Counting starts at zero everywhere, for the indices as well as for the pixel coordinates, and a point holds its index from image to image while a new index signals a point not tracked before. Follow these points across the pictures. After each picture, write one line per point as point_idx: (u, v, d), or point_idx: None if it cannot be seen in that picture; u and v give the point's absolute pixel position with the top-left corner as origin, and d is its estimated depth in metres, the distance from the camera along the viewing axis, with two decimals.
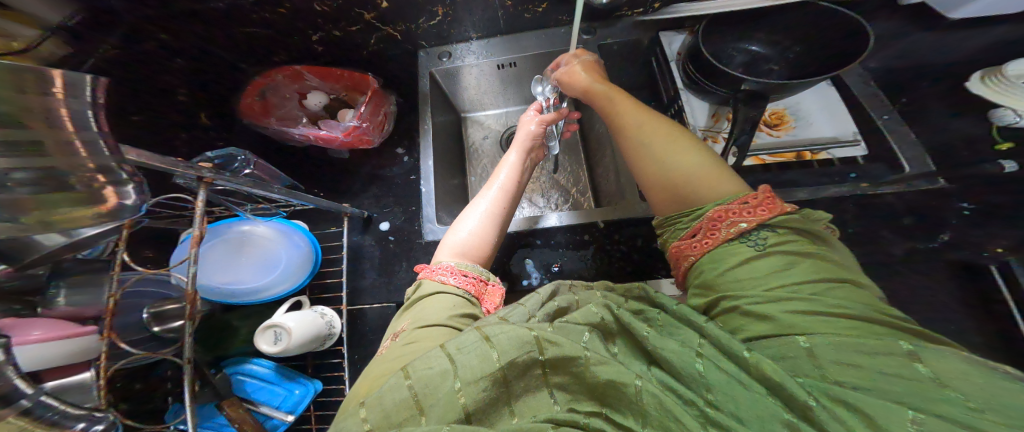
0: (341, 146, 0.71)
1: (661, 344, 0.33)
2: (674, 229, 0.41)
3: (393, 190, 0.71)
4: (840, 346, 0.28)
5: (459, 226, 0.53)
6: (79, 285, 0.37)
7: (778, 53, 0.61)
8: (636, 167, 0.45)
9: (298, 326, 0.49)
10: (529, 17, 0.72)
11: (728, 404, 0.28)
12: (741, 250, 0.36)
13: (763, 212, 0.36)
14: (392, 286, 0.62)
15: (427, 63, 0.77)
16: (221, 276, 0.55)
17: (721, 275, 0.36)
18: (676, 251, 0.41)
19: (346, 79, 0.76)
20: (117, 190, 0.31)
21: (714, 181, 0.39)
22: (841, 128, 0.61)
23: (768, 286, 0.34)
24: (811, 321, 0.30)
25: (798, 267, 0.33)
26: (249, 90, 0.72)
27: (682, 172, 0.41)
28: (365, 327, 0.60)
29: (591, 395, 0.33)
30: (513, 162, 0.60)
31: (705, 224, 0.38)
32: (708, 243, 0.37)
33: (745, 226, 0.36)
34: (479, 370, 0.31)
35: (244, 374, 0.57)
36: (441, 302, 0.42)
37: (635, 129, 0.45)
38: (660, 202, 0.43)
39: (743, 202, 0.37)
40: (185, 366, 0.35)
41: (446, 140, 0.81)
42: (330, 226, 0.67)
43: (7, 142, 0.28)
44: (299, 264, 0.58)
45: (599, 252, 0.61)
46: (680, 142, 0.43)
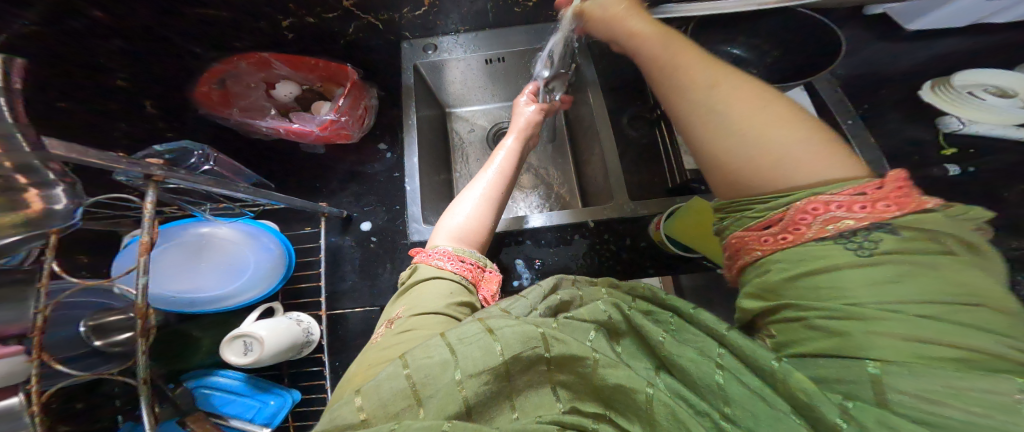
0: (316, 140, 0.66)
1: (677, 351, 0.32)
2: (740, 216, 0.33)
3: (375, 188, 0.66)
4: (921, 377, 0.22)
5: (457, 209, 0.51)
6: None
7: (756, 56, 0.63)
8: (700, 143, 0.35)
9: (271, 335, 0.44)
10: (519, 11, 0.71)
11: (745, 420, 0.26)
12: (833, 253, 0.27)
13: (884, 209, 0.27)
14: (375, 289, 0.58)
15: (411, 54, 0.74)
16: (177, 285, 0.49)
17: (796, 281, 0.28)
18: (737, 242, 0.33)
19: (320, 69, 0.72)
20: (42, 193, 0.28)
21: (818, 164, 0.30)
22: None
23: (861, 294, 0.25)
24: (903, 347, 0.23)
25: (922, 284, 0.24)
26: (205, 79, 0.65)
27: (780, 152, 0.31)
28: (346, 334, 0.56)
29: (594, 396, 0.32)
30: (512, 146, 0.59)
31: (790, 216, 0.29)
32: (788, 240, 0.29)
33: (852, 224, 0.27)
34: (481, 363, 0.29)
35: (209, 387, 0.51)
36: (438, 288, 0.40)
37: (704, 91, 0.35)
38: (731, 183, 0.34)
39: (854, 191, 0.28)
40: (141, 388, 0.30)
41: (430, 135, 0.78)
42: (304, 227, 0.62)
43: None
44: (269, 270, 0.52)
45: (591, 251, 0.60)
46: (774, 113, 0.32)
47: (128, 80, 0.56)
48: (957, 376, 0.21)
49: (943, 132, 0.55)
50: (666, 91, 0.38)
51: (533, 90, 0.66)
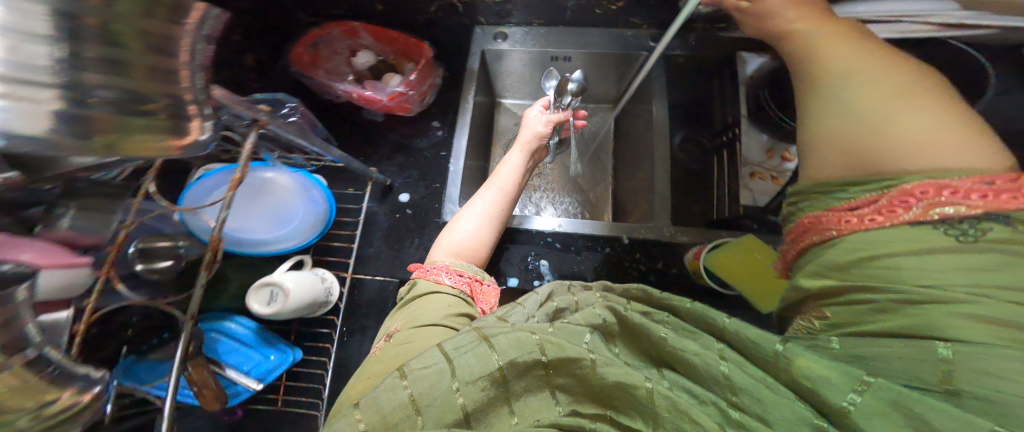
0: (380, 109, 0.69)
1: (681, 344, 0.30)
2: (825, 198, 0.35)
3: (420, 162, 0.68)
4: (991, 356, 0.22)
5: (456, 227, 0.52)
6: (85, 211, 0.33)
7: None
8: (812, 126, 0.39)
9: (296, 288, 0.45)
10: (600, 14, 0.70)
11: (753, 407, 0.25)
12: (929, 236, 0.27)
13: (1005, 199, 0.26)
14: (398, 260, 0.60)
15: (481, 40, 0.75)
16: (226, 221, 0.51)
17: (864, 260, 0.30)
18: (813, 223, 0.36)
19: (399, 43, 0.75)
20: (199, 126, 0.27)
21: (932, 152, 0.30)
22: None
23: (936, 270, 0.26)
24: (977, 329, 0.23)
25: (1013, 274, 0.25)
26: (303, 40, 0.72)
27: (898, 135, 0.32)
28: (361, 298, 0.58)
29: (595, 397, 0.31)
30: (515, 163, 0.58)
31: (888, 197, 0.30)
32: (875, 221, 0.30)
33: (960, 210, 0.27)
34: (477, 370, 0.29)
35: (218, 331, 0.50)
36: (436, 302, 0.41)
37: (838, 80, 0.38)
38: (830, 164, 0.36)
39: (983, 181, 0.27)
40: (189, 322, 0.33)
41: (479, 122, 0.79)
42: (349, 187, 0.64)
43: (112, 58, 0.23)
44: (309, 224, 0.54)
45: (616, 268, 0.57)
46: (913, 100, 0.33)
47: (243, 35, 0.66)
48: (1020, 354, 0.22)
49: None
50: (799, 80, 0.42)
51: (546, 103, 0.65)
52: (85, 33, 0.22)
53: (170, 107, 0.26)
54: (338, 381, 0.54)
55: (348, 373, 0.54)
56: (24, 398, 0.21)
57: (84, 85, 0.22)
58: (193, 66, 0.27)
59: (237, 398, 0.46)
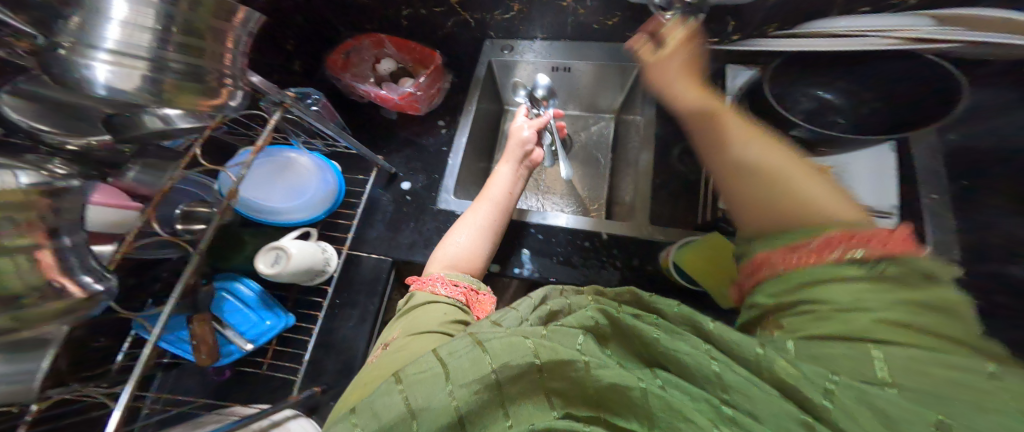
0: (392, 107, 0.76)
1: (672, 345, 0.31)
2: (768, 240, 0.40)
3: (424, 156, 0.75)
4: (913, 361, 0.27)
5: (450, 241, 0.57)
6: (150, 167, 0.40)
7: (850, 105, 0.53)
8: (731, 184, 0.46)
9: (298, 255, 0.51)
10: (598, 28, 0.75)
11: (744, 403, 0.27)
12: (850, 271, 0.33)
13: (895, 247, 0.32)
14: (393, 241, 0.65)
15: (490, 51, 0.84)
16: (250, 190, 0.57)
17: (805, 289, 0.34)
18: (761, 259, 0.40)
19: (417, 53, 0.83)
20: (230, 92, 0.34)
21: (834, 206, 0.39)
22: (883, 198, 0.51)
23: (852, 297, 0.31)
24: (899, 334, 0.29)
25: (927, 292, 0.30)
26: (338, 48, 0.81)
27: (805, 197, 0.40)
28: (355, 273, 0.63)
29: (589, 400, 0.31)
30: (505, 173, 0.64)
31: (814, 244, 0.35)
32: (807, 261, 0.35)
33: (863, 254, 0.33)
34: (470, 373, 0.30)
35: (227, 292, 0.55)
36: (434, 310, 0.46)
37: (741, 149, 0.46)
38: (759, 216, 0.42)
39: (872, 232, 0.34)
40: (195, 256, 0.36)
41: (484, 125, 0.87)
42: (359, 173, 0.71)
43: (184, 44, 0.30)
44: (320, 199, 0.61)
45: (594, 261, 0.59)
46: (805, 172, 0.42)
47: (294, 46, 0.80)
48: (946, 364, 0.26)
49: None
50: (705, 143, 0.49)
51: (528, 113, 0.72)
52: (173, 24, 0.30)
53: (216, 79, 0.32)
54: (323, 348, 0.59)
55: (332, 341, 0.59)
56: (31, 276, 0.24)
57: (164, 60, 0.29)
58: (235, 53, 0.35)
59: (228, 357, 0.52)
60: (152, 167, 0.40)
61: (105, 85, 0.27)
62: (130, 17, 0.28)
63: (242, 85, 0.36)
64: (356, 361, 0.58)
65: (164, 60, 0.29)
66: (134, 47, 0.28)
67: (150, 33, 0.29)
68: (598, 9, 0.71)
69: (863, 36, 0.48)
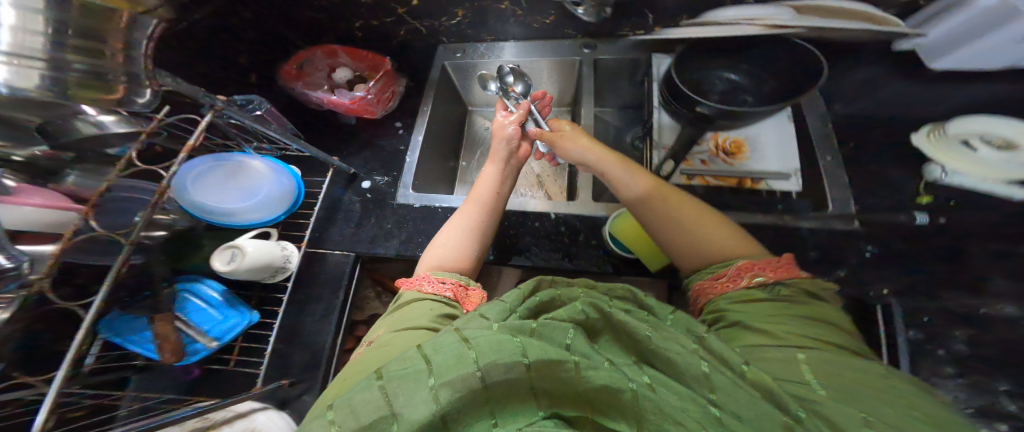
0: (346, 111, 0.79)
1: (664, 345, 0.35)
2: (702, 272, 0.51)
3: (382, 156, 0.78)
4: (824, 363, 0.36)
5: (438, 243, 0.58)
6: (87, 172, 0.46)
7: (755, 85, 0.64)
8: (663, 234, 0.54)
9: (254, 252, 0.54)
10: (538, 27, 0.81)
11: (730, 403, 0.31)
12: (760, 293, 0.44)
13: (784, 272, 0.46)
14: (353, 237, 0.68)
15: (442, 55, 0.88)
16: (205, 196, 0.58)
17: (732, 307, 0.45)
18: (698, 289, 0.50)
19: (369, 60, 0.86)
20: None
21: (740, 246, 0.50)
22: (788, 164, 0.61)
23: (767, 314, 0.42)
24: (803, 339, 0.39)
25: (812, 308, 0.42)
26: (291, 61, 0.84)
27: (720, 239, 0.51)
28: (319, 269, 0.65)
29: (576, 401, 0.31)
30: (491, 173, 0.67)
31: (732, 271, 0.47)
32: (730, 286, 0.47)
33: (765, 279, 0.45)
34: (455, 370, 0.30)
35: (190, 293, 0.56)
36: (420, 307, 0.46)
37: (664, 204, 0.54)
38: (689, 260, 0.53)
39: (768, 261, 0.47)
40: (127, 247, 0.37)
41: (444, 124, 0.91)
42: (317, 176, 0.73)
43: None
44: (277, 199, 0.63)
45: (545, 238, 0.64)
46: (713, 220, 0.53)
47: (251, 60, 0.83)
48: (845, 365, 0.35)
49: (926, 179, 0.52)
50: (634, 201, 0.57)
51: (507, 107, 0.77)
52: None
53: None
54: (289, 343, 0.61)
55: (296, 336, 0.61)
56: None
57: None
58: None
59: (194, 356, 0.53)
60: (90, 174, 0.46)
61: (9, 85, 0.36)
62: (18, 21, 0.35)
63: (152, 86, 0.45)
64: (323, 353, 0.60)
65: (65, 60, 0.38)
66: (29, 50, 0.36)
67: (38, 37, 0.36)
68: (533, 10, 0.77)
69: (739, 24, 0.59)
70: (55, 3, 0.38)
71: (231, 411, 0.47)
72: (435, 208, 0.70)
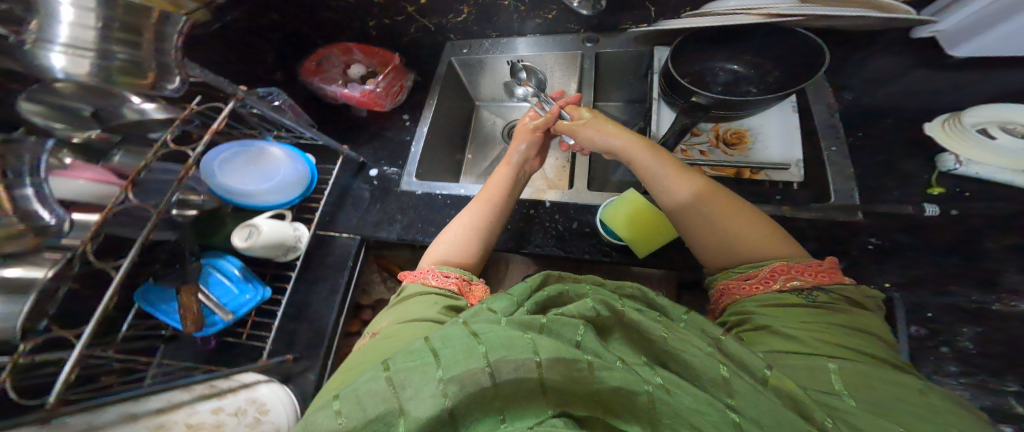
0: (357, 103, 0.82)
1: (680, 346, 0.35)
2: (729, 271, 0.49)
3: (389, 146, 0.81)
4: (859, 374, 0.34)
5: (444, 238, 0.57)
6: (132, 153, 0.50)
7: (758, 75, 0.63)
8: (689, 233, 0.53)
9: (269, 231, 0.58)
10: (542, 23, 0.82)
11: (749, 409, 0.30)
12: (791, 298, 0.43)
13: (823, 277, 0.43)
14: (358, 223, 0.71)
15: (450, 52, 0.91)
16: (224, 178, 0.61)
17: (759, 311, 0.43)
18: (723, 289, 0.49)
19: (381, 56, 0.90)
20: (161, 81, 0.42)
21: (777, 245, 0.47)
22: (790, 154, 0.58)
23: (797, 320, 0.41)
24: (836, 347, 0.37)
25: (846, 316, 0.40)
26: (310, 57, 0.89)
27: (752, 235, 0.48)
28: (327, 251, 0.69)
29: (589, 400, 0.32)
30: (505, 171, 0.65)
31: (765, 273, 0.45)
32: (758, 289, 0.45)
33: (801, 284, 0.43)
34: (464, 364, 0.31)
35: (213, 268, 0.60)
36: (424, 301, 0.45)
37: (692, 202, 0.52)
38: (717, 259, 0.51)
39: (808, 264, 0.44)
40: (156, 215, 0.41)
41: (452, 119, 0.94)
42: (328, 163, 0.77)
43: (130, 42, 0.39)
44: (292, 184, 0.66)
45: (540, 227, 0.64)
46: (747, 217, 0.50)
47: (274, 58, 0.89)
48: (883, 377, 0.34)
49: (938, 170, 0.49)
50: (660, 196, 0.56)
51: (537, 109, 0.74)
52: (115, 23, 0.38)
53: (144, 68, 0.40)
54: (296, 318, 0.65)
55: (302, 312, 0.65)
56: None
57: (111, 53, 0.38)
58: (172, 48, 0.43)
59: (213, 327, 0.57)
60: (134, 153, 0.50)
61: (63, 70, 0.36)
62: (76, 18, 0.36)
63: (180, 73, 0.43)
64: (326, 330, 0.63)
65: (110, 52, 0.38)
66: (81, 41, 0.36)
67: (92, 31, 0.37)
68: (535, 5, 0.79)
69: (734, 13, 0.56)
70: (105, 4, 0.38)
71: (238, 382, 0.48)
72: (436, 195, 0.72)
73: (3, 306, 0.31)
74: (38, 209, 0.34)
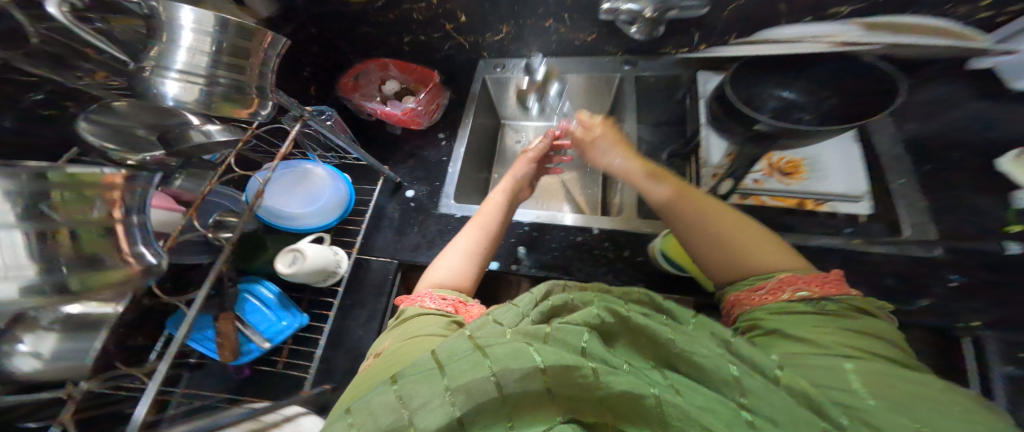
0: (395, 122, 0.81)
1: (690, 347, 0.33)
2: (738, 283, 0.48)
3: (426, 167, 0.80)
4: (874, 375, 0.34)
5: (441, 263, 0.56)
6: (192, 176, 0.51)
7: (814, 101, 0.61)
8: (698, 255, 0.52)
9: (313, 255, 0.57)
10: (579, 45, 0.83)
11: (763, 408, 0.30)
12: (800, 307, 0.43)
13: (828, 289, 0.44)
14: (397, 245, 0.70)
15: (484, 69, 0.91)
16: (273, 201, 0.62)
17: (772, 316, 0.43)
18: (732, 300, 0.48)
19: (418, 74, 0.89)
20: (260, 102, 0.45)
21: (782, 258, 0.48)
22: (854, 185, 0.59)
23: (807, 326, 0.41)
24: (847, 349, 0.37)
25: (855, 322, 0.40)
26: (348, 72, 0.88)
27: (762, 249, 0.49)
28: (366, 275, 0.68)
29: (597, 408, 0.30)
30: (496, 200, 0.63)
31: (772, 284, 0.45)
32: (768, 299, 0.45)
33: (807, 294, 0.44)
34: (469, 376, 0.29)
35: (250, 294, 0.59)
36: (424, 321, 0.44)
37: (697, 224, 0.51)
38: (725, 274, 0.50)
39: (813, 276, 0.45)
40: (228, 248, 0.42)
41: (483, 138, 0.93)
42: (366, 183, 0.76)
43: (234, 65, 0.43)
44: (332, 206, 0.65)
45: (586, 254, 0.63)
46: (752, 235, 0.50)
47: (308, 73, 0.88)
48: (895, 376, 0.34)
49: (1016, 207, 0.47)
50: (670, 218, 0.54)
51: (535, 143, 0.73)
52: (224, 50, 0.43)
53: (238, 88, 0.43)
54: (333, 347, 0.62)
55: (344, 338, 0.63)
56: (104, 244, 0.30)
57: (216, 77, 0.42)
58: (267, 70, 0.47)
59: (247, 355, 0.55)
60: (194, 176, 0.51)
61: (174, 97, 0.40)
62: (194, 44, 0.42)
63: (273, 100, 0.46)
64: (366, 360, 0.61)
65: (215, 76, 0.42)
66: (196, 68, 0.42)
67: (205, 59, 0.42)
68: (577, 26, 0.78)
69: (802, 42, 0.60)
70: (219, 30, 0.42)
71: (281, 415, 0.45)
72: None
73: (73, 343, 0.28)
74: (144, 251, 0.32)
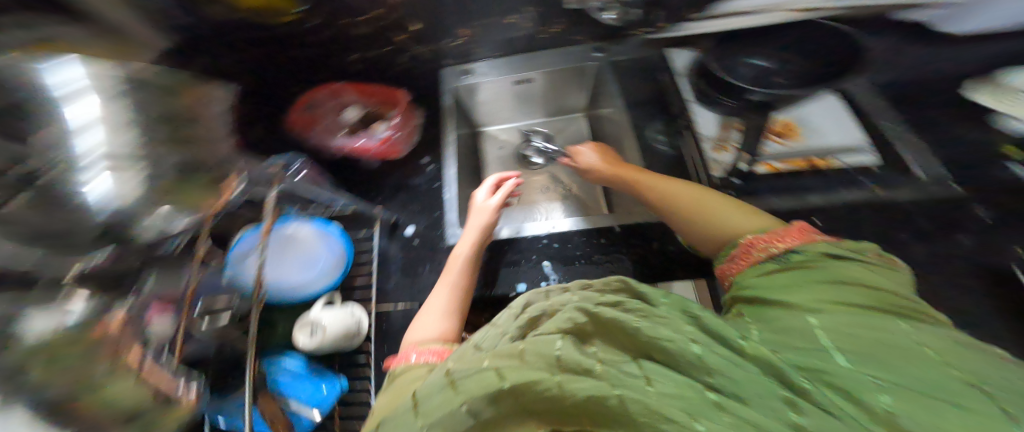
0: (373, 155, 0.77)
1: (653, 331, 0.30)
2: (720, 255, 0.50)
3: (419, 197, 0.74)
4: (858, 328, 0.32)
5: (419, 322, 0.53)
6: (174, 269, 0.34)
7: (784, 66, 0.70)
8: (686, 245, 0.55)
9: (331, 324, 0.53)
10: (545, 37, 0.81)
11: (728, 384, 0.27)
12: (770, 265, 0.43)
13: (793, 239, 0.44)
14: (415, 288, 0.65)
15: (450, 79, 0.83)
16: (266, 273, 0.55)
17: (755, 280, 0.43)
18: (721, 272, 0.50)
19: (380, 95, 0.82)
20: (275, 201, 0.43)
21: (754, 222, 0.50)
22: (850, 138, 0.63)
23: (788, 285, 0.39)
24: (831, 304, 0.35)
25: (831, 271, 0.39)
26: (296, 106, 0.78)
27: (734, 218, 0.51)
28: (389, 328, 0.62)
29: (565, 425, 0.26)
30: (464, 251, 0.60)
31: (742, 249, 0.47)
32: (745, 265, 0.46)
33: (776, 250, 0.44)
34: (438, 415, 0.27)
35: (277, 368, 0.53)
36: (413, 371, 0.42)
37: (671, 217, 0.56)
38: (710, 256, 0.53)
39: (775, 231, 0.46)
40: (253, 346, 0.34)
41: (466, 153, 0.87)
42: (360, 230, 0.69)
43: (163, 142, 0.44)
44: (333, 266, 0.59)
45: (615, 253, 0.63)
46: (722, 211, 0.52)
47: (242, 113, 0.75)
48: (877, 326, 0.32)
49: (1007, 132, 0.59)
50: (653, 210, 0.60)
51: (498, 182, 0.72)
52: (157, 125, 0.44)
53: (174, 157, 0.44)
54: None
55: None
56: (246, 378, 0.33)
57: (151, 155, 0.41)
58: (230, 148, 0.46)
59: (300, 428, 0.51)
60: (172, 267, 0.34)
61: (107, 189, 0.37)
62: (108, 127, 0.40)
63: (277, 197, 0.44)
64: None
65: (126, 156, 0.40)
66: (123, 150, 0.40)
67: (128, 135, 0.40)
68: None
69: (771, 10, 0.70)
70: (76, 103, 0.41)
71: None
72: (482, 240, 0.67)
73: None
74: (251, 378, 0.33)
